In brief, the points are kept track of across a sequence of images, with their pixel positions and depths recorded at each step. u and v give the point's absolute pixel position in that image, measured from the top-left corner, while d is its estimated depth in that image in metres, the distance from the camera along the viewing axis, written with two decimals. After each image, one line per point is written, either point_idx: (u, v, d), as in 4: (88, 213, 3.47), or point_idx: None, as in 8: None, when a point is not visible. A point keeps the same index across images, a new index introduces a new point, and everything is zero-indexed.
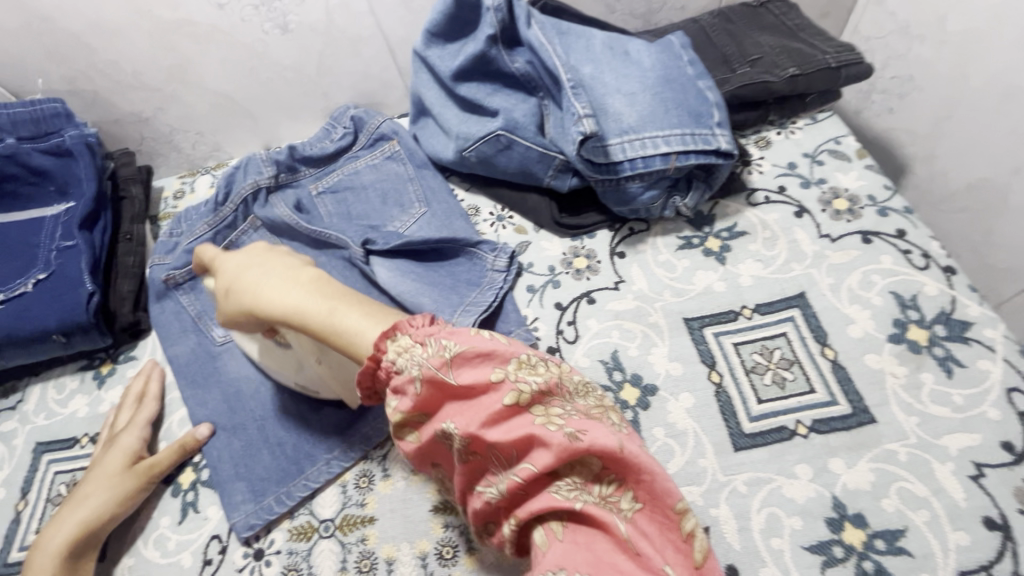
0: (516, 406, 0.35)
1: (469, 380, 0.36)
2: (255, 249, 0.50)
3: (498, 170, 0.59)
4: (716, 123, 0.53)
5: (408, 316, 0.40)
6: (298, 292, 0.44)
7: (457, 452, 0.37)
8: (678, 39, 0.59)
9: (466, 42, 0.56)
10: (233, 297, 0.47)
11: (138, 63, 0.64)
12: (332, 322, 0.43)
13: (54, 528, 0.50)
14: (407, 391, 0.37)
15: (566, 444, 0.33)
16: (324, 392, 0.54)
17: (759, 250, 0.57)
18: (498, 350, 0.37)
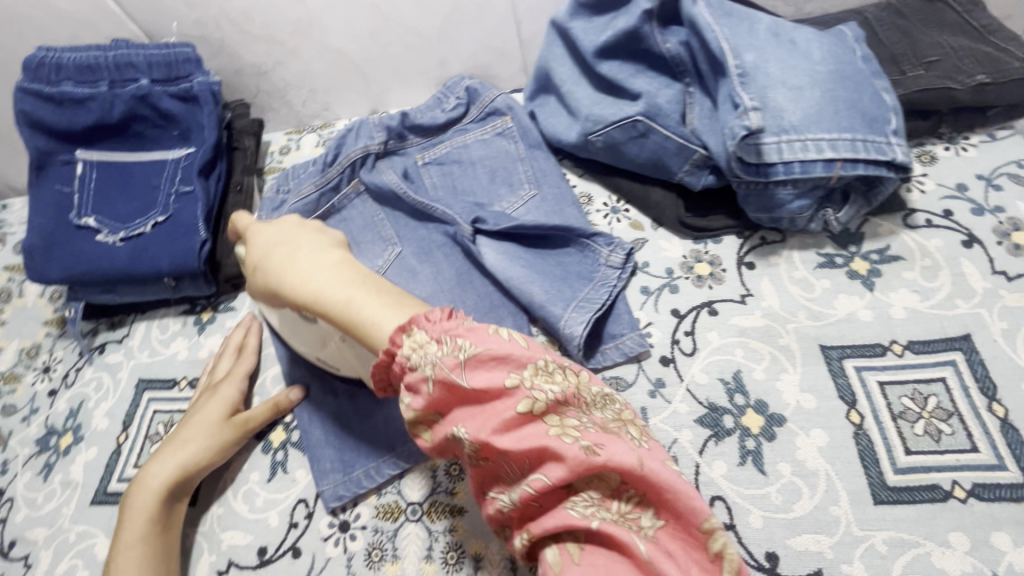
0: (533, 415, 0.30)
1: (481, 383, 0.31)
2: (293, 226, 0.48)
3: (626, 159, 0.55)
4: (892, 130, 0.47)
5: (425, 310, 0.34)
6: (321, 275, 0.41)
7: (466, 460, 0.33)
8: (851, 30, 0.52)
9: (616, 15, 0.51)
10: (260, 272, 0.46)
11: (266, 15, 0.63)
12: (347, 311, 0.38)
13: (151, 468, 0.50)
14: (418, 390, 0.32)
15: (582, 459, 0.28)
16: (344, 369, 0.51)
17: (917, 279, 0.50)
18: (516, 350, 0.31)
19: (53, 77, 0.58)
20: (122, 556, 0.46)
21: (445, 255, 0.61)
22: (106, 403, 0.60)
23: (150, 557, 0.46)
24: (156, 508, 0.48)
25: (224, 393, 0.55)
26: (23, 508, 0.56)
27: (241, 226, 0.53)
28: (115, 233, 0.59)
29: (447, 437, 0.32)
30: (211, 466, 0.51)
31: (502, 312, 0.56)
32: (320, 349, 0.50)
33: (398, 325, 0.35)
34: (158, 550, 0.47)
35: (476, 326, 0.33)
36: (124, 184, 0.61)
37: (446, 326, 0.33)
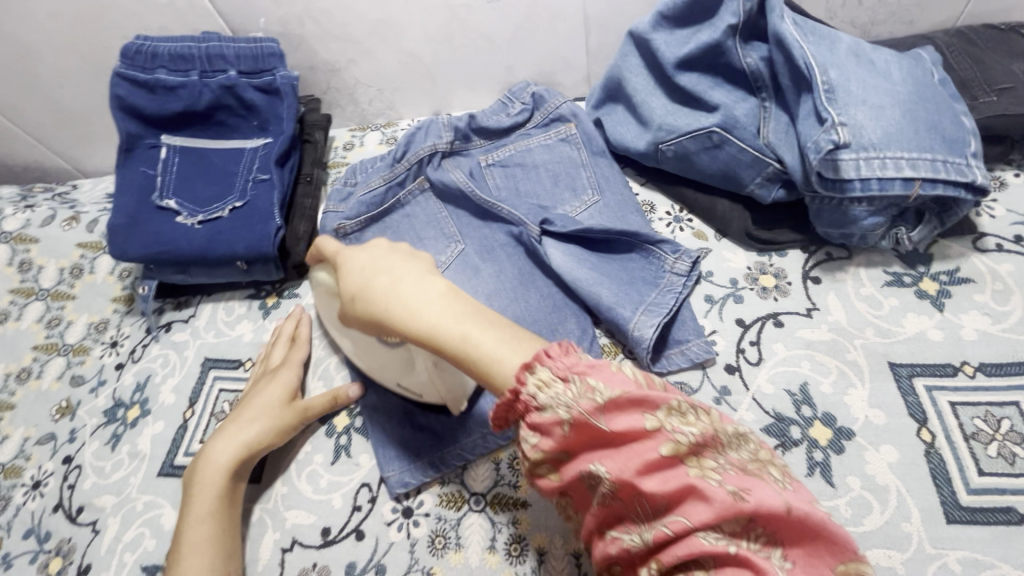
0: (675, 457, 0.30)
1: (621, 426, 0.31)
2: (387, 250, 0.46)
3: (695, 169, 0.56)
4: (971, 153, 0.47)
5: (548, 347, 0.33)
6: (433, 307, 0.39)
7: (597, 497, 0.33)
8: (928, 54, 0.53)
9: (699, 28, 0.52)
10: (360, 303, 0.43)
11: (348, 15, 0.66)
12: (466, 348, 0.37)
13: (216, 446, 0.51)
14: (549, 430, 0.32)
15: (733, 504, 0.28)
16: (427, 396, 0.52)
17: (987, 301, 0.50)
18: (652, 391, 0.31)
19: (148, 64, 0.61)
20: (192, 529, 0.46)
21: (508, 255, 0.62)
22: (173, 379, 0.62)
23: (218, 531, 0.47)
24: (223, 484, 0.49)
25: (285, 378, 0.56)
26: (91, 476, 0.57)
27: (327, 251, 0.51)
28: (194, 216, 0.61)
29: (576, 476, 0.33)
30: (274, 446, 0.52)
31: (564, 312, 0.57)
32: (405, 371, 0.51)
33: (526, 362, 0.34)
34: (225, 524, 0.47)
35: (605, 365, 0.32)
36: (204, 169, 0.63)
37: (576, 367, 0.32)
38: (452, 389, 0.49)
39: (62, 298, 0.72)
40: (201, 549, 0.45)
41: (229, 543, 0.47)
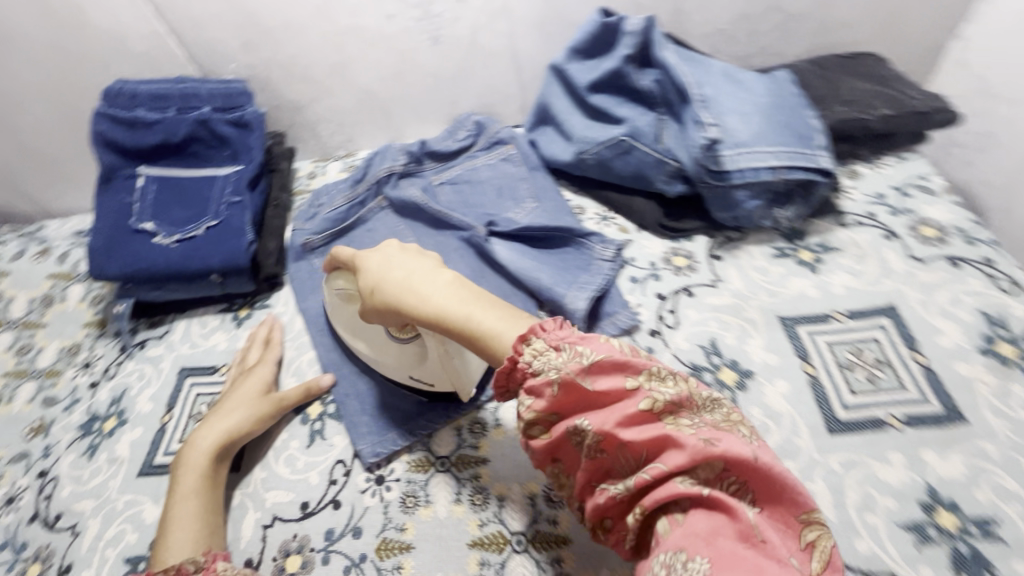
0: (652, 411, 0.37)
1: (605, 386, 0.38)
2: (399, 249, 0.53)
3: (613, 173, 0.67)
4: (819, 145, 0.60)
5: (543, 321, 0.41)
6: (443, 293, 0.47)
7: (584, 450, 0.39)
8: (783, 75, 0.67)
9: (603, 59, 0.65)
10: (378, 295, 0.50)
11: (310, 59, 0.75)
12: (470, 326, 0.45)
13: (201, 435, 0.55)
14: (543, 390, 0.39)
15: (699, 447, 0.34)
16: (438, 385, 0.56)
17: (850, 264, 0.62)
18: (632, 358, 0.38)
19: (128, 104, 0.69)
20: (179, 508, 0.51)
21: (461, 256, 0.70)
22: (149, 389, 0.66)
23: (204, 509, 0.51)
24: (209, 469, 0.53)
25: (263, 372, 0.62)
26: (68, 484, 0.60)
27: (345, 257, 0.58)
28: (171, 236, 0.67)
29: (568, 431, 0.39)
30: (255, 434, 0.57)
31: (511, 299, 0.65)
32: (418, 362, 0.55)
33: (522, 333, 0.41)
34: (211, 503, 0.52)
35: (592, 336, 0.40)
36: (179, 195, 0.69)
37: (566, 337, 0.40)
38: (461, 377, 0.54)
39: (34, 326, 0.75)
40: (189, 524, 0.50)
41: (214, 519, 0.52)
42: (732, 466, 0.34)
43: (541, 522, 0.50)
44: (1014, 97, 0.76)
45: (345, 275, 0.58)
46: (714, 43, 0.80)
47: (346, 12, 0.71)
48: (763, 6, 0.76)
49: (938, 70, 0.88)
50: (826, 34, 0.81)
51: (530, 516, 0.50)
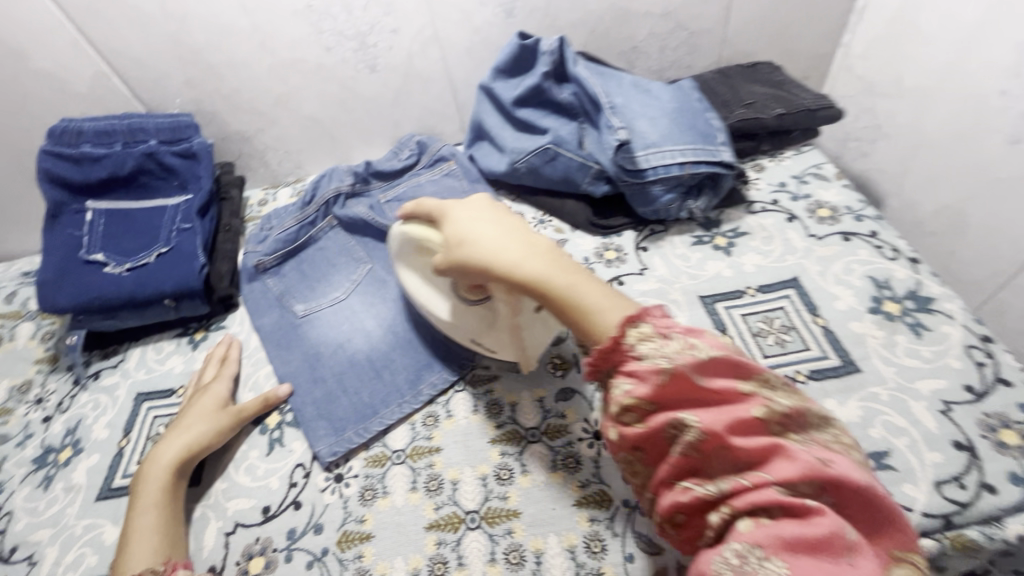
0: (764, 420, 0.38)
1: (720, 387, 0.39)
2: (485, 208, 0.52)
3: (544, 179, 0.73)
4: (720, 142, 0.68)
5: (653, 308, 0.42)
6: (540, 261, 0.46)
7: (680, 444, 0.39)
8: (689, 83, 0.75)
9: (524, 77, 0.71)
10: (468, 252, 0.49)
11: (254, 91, 0.80)
12: (568, 295, 0.45)
13: (162, 449, 0.56)
14: (650, 377, 0.40)
15: (813, 464, 0.36)
16: (501, 352, 0.59)
17: (759, 245, 0.69)
18: (748, 366, 0.40)
19: (74, 141, 0.71)
20: (139, 520, 0.52)
21: None
22: (105, 417, 0.66)
23: (165, 520, 0.53)
24: (170, 480, 0.55)
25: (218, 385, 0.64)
26: (24, 517, 0.60)
27: (431, 212, 0.54)
28: (122, 264, 0.69)
29: (665, 423, 0.40)
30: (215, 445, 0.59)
31: None
32: (484, 329, 0.57)
33: (630, 315, 0.42)
34: (171, 514, 0.54)
35: (703, 332, 0.41)
36: (129, 226, 0.72)
37: (675, 328, 0.41)
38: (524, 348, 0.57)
39: None
40: (149, 535, 0.51)
41: (174, 530, 0.53)
42: (842, 488, 0.36)
43: (492, 499, 0.53)
44: (892, 94, 0.87)
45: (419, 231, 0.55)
46: (630, 60, 0.88)
47: (285, 46, 0.75)
48: (668, 25, 0.84)
49: (831, 75, 0.99)
50: (728, 48, 0.90)
51: (482, 495, 0.53)
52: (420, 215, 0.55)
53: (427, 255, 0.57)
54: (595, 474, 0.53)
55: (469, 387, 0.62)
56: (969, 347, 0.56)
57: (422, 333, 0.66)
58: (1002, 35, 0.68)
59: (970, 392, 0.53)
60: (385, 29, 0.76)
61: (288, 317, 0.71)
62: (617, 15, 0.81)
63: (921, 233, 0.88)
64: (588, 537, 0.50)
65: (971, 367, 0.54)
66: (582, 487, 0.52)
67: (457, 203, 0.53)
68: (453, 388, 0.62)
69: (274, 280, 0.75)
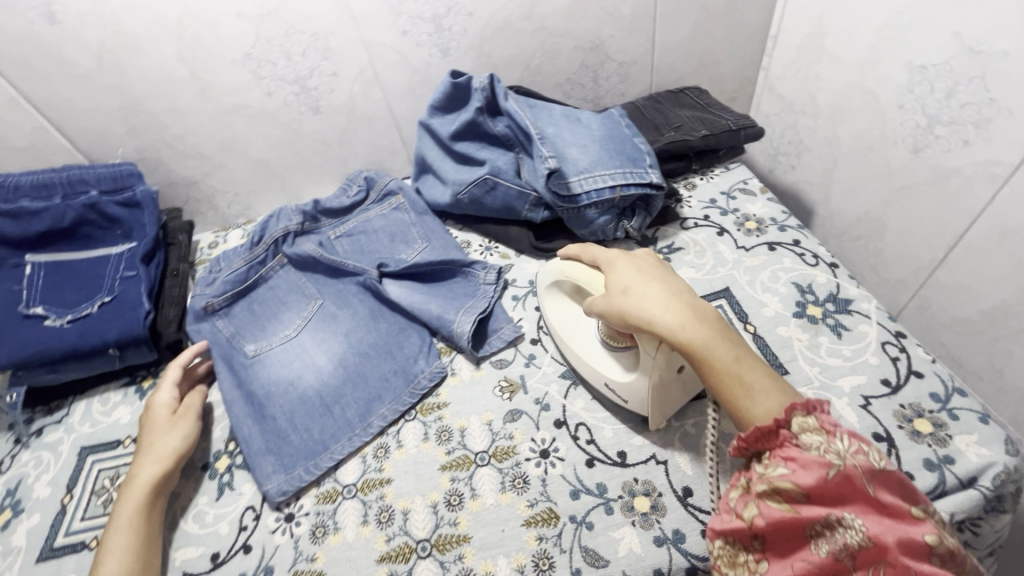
0: (933, 548, 0.37)
1: (889, 500, 0.39)
2: (657, 271, 0.55)
3: (486, 208, 0.76)
4: (648, 165, 0.71)
5: (822, 402, 0.43)
6: (708, 332, 0.48)
7: (836, 545, 0.38)
8: (617, 111, 0.79)
9: (460, 112, 0.74)
10: (633, 305, 0.52)
11: (197, 138, 0.81)
12: (732, 368, 0.46)
13: (138, 468, 0.57)
14: (814, 467, 0.40)
15: None
16: (631, 403, 0.56)
17: (692, 259, 0.73)
18: (914, 490, 0.40)
19: (12, 196, 0.71)
20: (112, 539, 0.52)
21: (360, 299, 0.75)
22: (47, 474, 0.65)
23: (140, 536, 0.53)
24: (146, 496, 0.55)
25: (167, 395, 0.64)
26: None
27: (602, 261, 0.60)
28: (63, 316, 0.68)
29: (819, 518, 0.39)
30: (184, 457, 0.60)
31: (407, 332, 0.71)
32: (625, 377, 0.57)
33: (797, 404, 0.43)
34: (146, 530, 0.54)
35: (871, 444, 0.42)
36: (71, 278, 0.72)
37: (842, 428, 0.42)
38: (661, 407, 0.54)
39: None
40: (124, 552, 0.52)
41: (150, 545, 0.53)
42: None
43: (443, 526, 0.54)
44: (810, 111, 0.93)
45: (586, 274, 0.61)
46: (565, 91, 0.93)
47: (226, 93, 0.77)
48: (598, 57, 0.89)
49: (757, 95, 1.06)
50: (657, 75, 0.96)
51: (432, 523, 0.54)
52: (584, 259, 0.62)
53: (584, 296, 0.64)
54: (542, 492, 0.54)
55: (419, 416, 0.63)
56: (885, 344, 0.60)
57: (372, 365, 0.67)
58: (894, 56, 0.75)
59: (887, 386, 0.56)
60: (325, 73, 0.79)
61: (237, 350, 0.71)
62: (548, 50, 0.86)
63: (849, 238, 0.94)
64: (537, 556, 0.51)
65: (887, 362, 0.58)
66: (530, 507, 0.54)
67: (622, 256, 0.58)
68: (404, 419, 0.63)
69: (223, 321, 0.74)
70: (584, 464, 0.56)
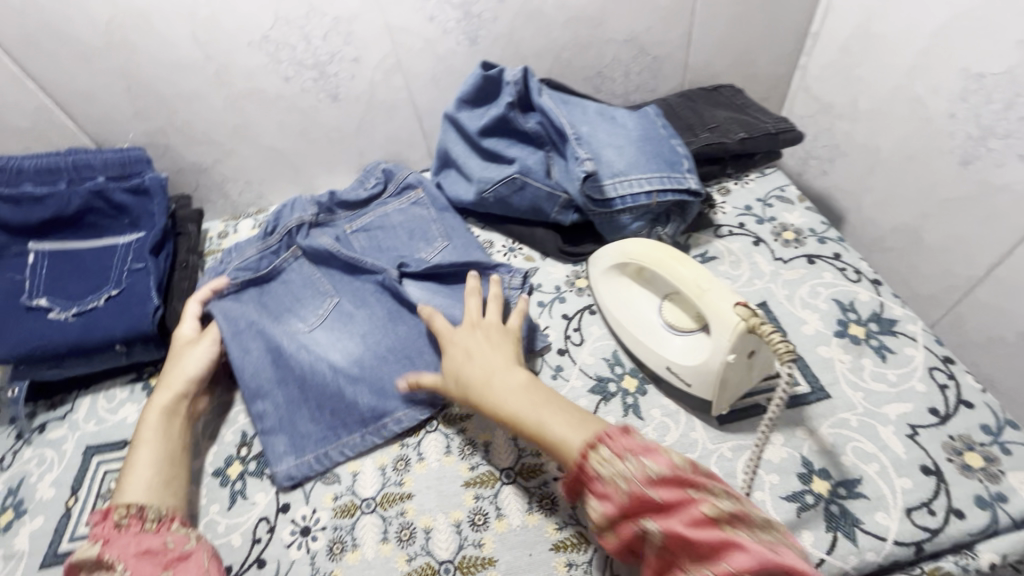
0: (715, 519, 0.39)
1: (670, 494, 0.39)
2: (470, 329, 0.59)
3: (512, 208, 0.72)
4: (686, 169, 0.68)
5: (610, 430, 0.43)
6: (517, 397, 0.50)
7: (651, 549, 0.40)
8: (653, 109, 0.75)
9: (489, 106, 0.71)
10: (460, 383, 0.54)
11: (209, 123, 0.77)
12: (540, 431, 0.48)
13: (157, 394, 0.60)
14: (612, 496, 0.41)
15: (761, 555, 0.37)
16: (694, 386, 0.54)
17: (727, 270, 0.69)
18: (693, 472, 0.41)
19: (13, 179, 0.67)
20: (140, 456, 0.55)
21: (377, 299, 0.71)
22: (51, 474, 0.62)
23: (169, 452, 0.56)
24: (167, 419, 0.58)
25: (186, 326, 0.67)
26: None
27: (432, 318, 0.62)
28: (68, 309, 0.65)
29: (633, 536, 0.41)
30: (202, 382, 0.63)
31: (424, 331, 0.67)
32: (689, 360, 0.54)
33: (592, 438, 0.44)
34: (172, 453, 0.57)
35: (652, 447, 0.42)
36: (77, 269, 0.68)
37: (629, 446, 0.42)
38: (725, 392, 0.53)
39: None
40: (154, 465, 0.55)
41: (180, 460, 0.57)
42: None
43: (467, 547, 0.51)
44: (849, 115, 0.89)
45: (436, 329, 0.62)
46: (594, 84, 0.89)
47: (242, 77, 0.73)
48: (631, 50, 0.85)
49: (790, 95, 1.01)
50: (689, 71, 0.92)
51: (455, 543, 0.52)
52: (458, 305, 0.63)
53: (652, 275, 0.61)
54: (571, 514, 0.52)
55: (441, 428, 0.60)
56: (932, 369, 0.57)
57: (389, 370, 0.64)
58: (948, 62, 0.71)
59: (935, 416, 0.54)
60: (346, 59, 0.74)
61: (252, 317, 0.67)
62: (579, 40, 0.82)
63: (880, 248, 0.91)
64: None
65: (935, 390, 0.55)
66: (558, 530, 0.51)
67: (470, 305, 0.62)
68: (424, 429, 0.60)
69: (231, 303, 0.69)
70: None
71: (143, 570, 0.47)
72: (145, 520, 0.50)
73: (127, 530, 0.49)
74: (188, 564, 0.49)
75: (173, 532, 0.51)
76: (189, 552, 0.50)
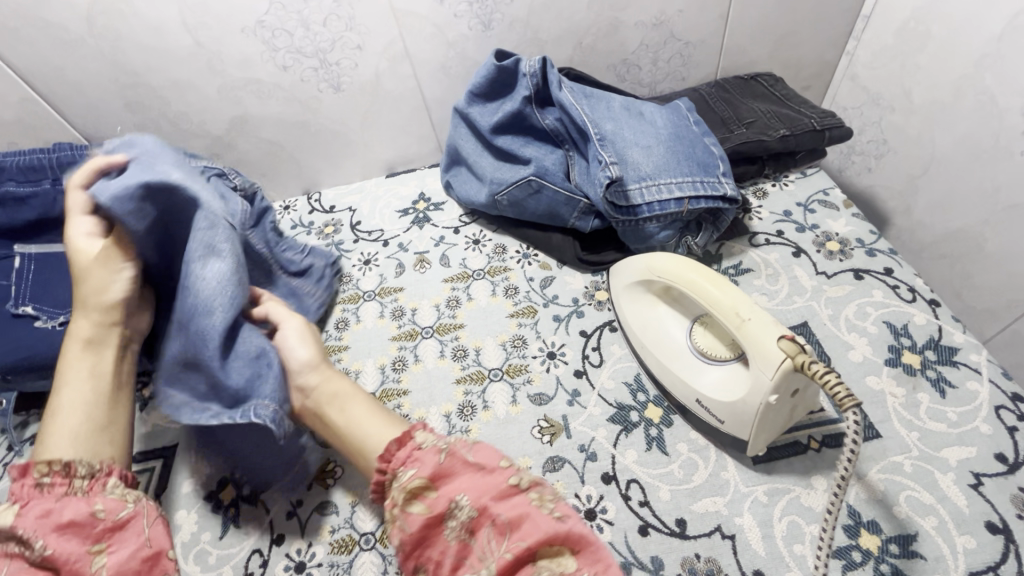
0: (520, 489, 0.39)
1: (484, 457, 0.41)
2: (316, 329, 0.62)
3: (527, 212, 0.67)
4: (721, 172, 0.61)
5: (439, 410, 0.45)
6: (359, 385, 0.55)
7: (455, 529, 0.38)
8: (684, 103, 0.68)
9: (503, 101, 0.65)
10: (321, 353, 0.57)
11: (204, 115, 0.72)
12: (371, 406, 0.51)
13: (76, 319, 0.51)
14: (428, 458, 0.41)
15: (553, 523, 0.37)
16: (727, 424, 0.49)
17: (764, 284, 0.63)
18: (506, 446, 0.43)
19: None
20: (66, 399, 0.48)
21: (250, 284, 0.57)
22: None
23: (100, 392, 0.49)
24: (92, 351, 0.51)
25: (80, 229, 0.53)
26: None
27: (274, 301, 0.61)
28: (55, 318, 0.61)
29: (444, 510, 0.39)
30: (130, 302, 0.54)
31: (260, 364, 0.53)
32: (723, 394, 0.49)
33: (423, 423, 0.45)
34: (105, 396, 0.49)
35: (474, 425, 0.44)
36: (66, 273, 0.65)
37: None
38: (764, 433, 0.47)
39: None
40: (79, 412, 0.47)
41: (117, 400, 0.50)
42: (584, 547, 0.36)
43: None
44: (901, 108, 0.81)
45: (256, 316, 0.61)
46: (619, 72, 0.81)
47: (237, 66, 0.67)
48: (662, 34, 0.77)
49: (834, 83, 0.92)
50: (724, 57, 0.84)
51: None
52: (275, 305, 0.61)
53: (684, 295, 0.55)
54: None
55: None
56: (999, 408, 0.50)
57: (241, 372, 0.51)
58: None
59: (1003, 463, 0.47)
60: (348, 45, 0.68)
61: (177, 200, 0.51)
62: (605, 24, 0.74)
63: (929, 254, 0.83)
64: None
65: (1002, 432, 0.49)
66: None
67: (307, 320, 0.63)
68: None
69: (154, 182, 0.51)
70: (636, 531, 0.48)
71: (66, 546, 0.40)
72: (72, 477, 0.43)
73: (50, 490, 0.42)
74: (124, 535, 0.42)
75: (105, 495, 0.43)
76: (125, 521, 0.43)
